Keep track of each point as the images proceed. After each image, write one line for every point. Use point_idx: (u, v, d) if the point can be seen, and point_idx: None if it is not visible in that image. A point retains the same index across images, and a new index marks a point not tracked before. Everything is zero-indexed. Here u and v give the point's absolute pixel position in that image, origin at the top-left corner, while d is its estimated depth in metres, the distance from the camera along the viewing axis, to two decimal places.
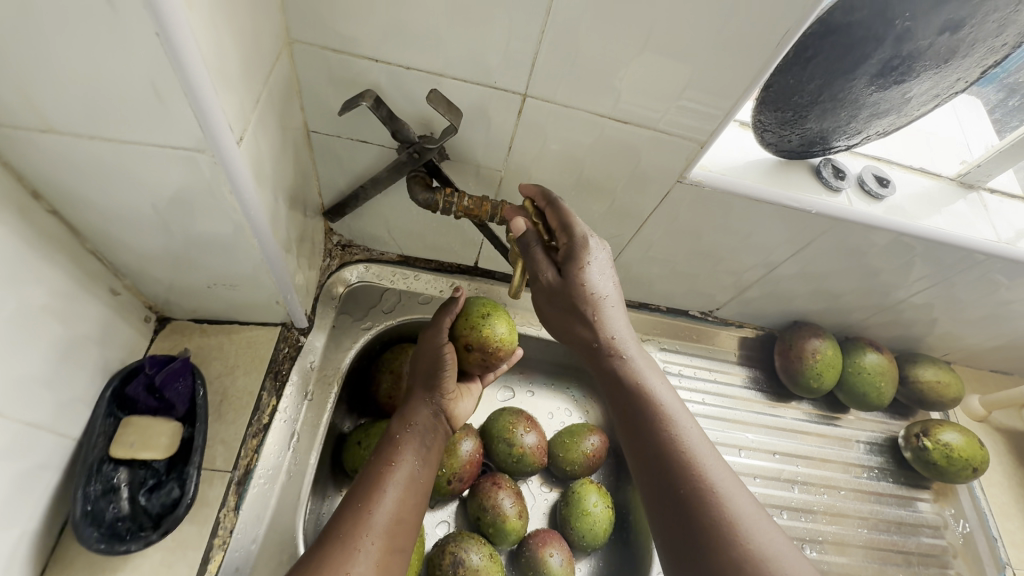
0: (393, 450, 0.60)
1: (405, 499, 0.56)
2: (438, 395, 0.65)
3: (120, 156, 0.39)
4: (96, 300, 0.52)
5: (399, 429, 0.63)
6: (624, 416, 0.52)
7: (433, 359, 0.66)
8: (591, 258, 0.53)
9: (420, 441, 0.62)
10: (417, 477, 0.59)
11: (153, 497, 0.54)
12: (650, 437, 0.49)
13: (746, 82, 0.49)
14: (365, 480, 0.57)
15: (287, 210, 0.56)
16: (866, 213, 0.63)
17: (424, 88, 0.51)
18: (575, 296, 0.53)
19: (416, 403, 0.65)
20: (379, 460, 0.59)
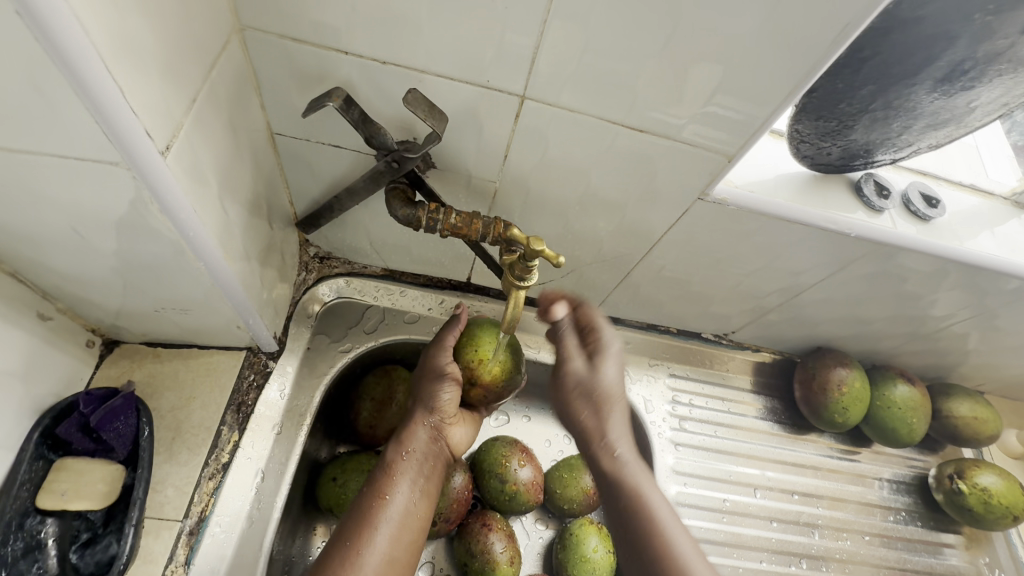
0: (385, 483, 0.55)
1: (399, 538, 0.53)
2: (437, 420, 0.59)
3: (16, 168, 0.32)
4: (17, 326, 0.45)
5: (393, 457, 0.57)
6: (607, 501, 0.57)
7: (432, 378, 0.60)
8: (608, 353, 0.58)
9: (416, 472, 0.57)
10: (411, 513, 0.54)
11: (85, 555, 0.47)
12: (635, 530, 0.54)
13: (785, 85, 0.41)
14: (354, 516, 0.53)
15: (246, 224, 0.48)
16: (912, 237, 0.55)
17: (404, 87, 0.44)
18: (595, 391, 0.57)
19: (412, 426, 0.59)
20: (371, 491, 0.55)
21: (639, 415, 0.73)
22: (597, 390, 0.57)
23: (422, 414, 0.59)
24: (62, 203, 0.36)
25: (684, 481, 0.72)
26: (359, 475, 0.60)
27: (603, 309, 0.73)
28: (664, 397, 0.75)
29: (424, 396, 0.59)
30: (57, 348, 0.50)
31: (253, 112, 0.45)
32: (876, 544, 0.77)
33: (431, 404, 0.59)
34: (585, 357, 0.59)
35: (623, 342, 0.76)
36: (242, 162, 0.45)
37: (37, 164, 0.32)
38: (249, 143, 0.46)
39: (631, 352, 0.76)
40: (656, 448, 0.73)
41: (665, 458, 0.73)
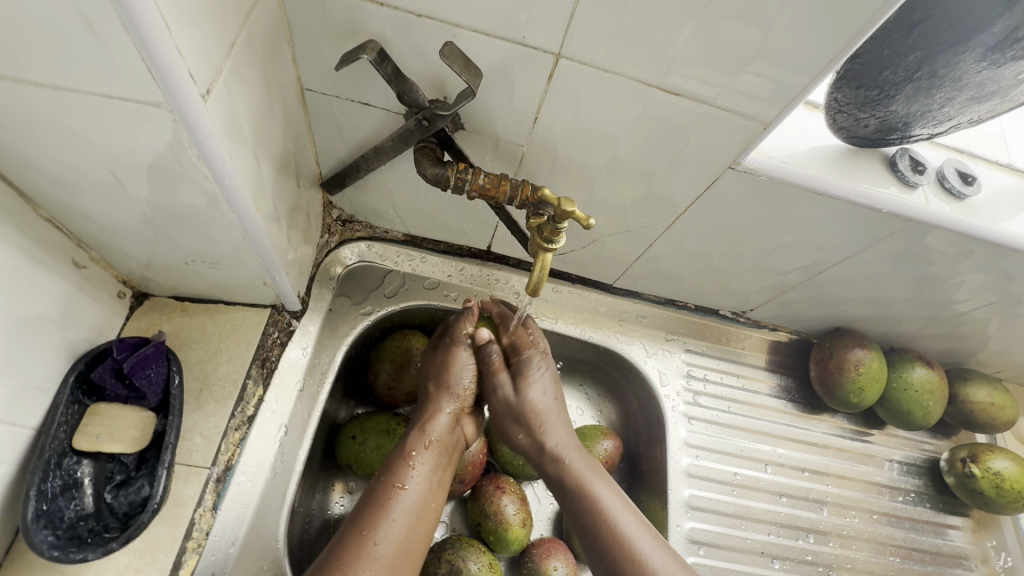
0: (403, 470, 0.53)
1: (414, 529, 0.51)
2: (456, 402, 0.59)
3: (58, 105, 0.34)
4: (53, 272, 0.46)
5: (414, 443, 0.55)
6: (572, 517, 0.57)
7: (456, 363, 0.60)
8: (531, 374, 0.61)
9: (435, 460, 0.55)
10: (428, 502, 0.53)
11: (120, 495, 0.49)
12: (601, 543, 0.54)
13: (830, 50, 0.40)
14: (370, 504, 0.51)
15: (276, 180, 0.48)
16: (944, 215, 0.54)
17: (437, 41, 0.43)
18: (524, 413, 0.60)
19: (433, 412, 0.58)
20: (387, 479, 0.53)
21: (653, 388, 0.74)
22: (522, 411, 0.60)
23: (445, 397, 0.59)
24: (104, 147, 0.37)
25: (695, 454, 0.73)
26: (377, 435, 0.61)
27: (621, 281, 0.73)
28: (679, 371, 0.76)
29: (448, 379, 0.60)
30: (89, 296, 0.51)
31: (285, 65, 0.45)
32: (882, 523, 0.77)
33: (448, 384, 0.60)
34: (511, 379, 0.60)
35: (640, 316, 0.76)
36: (274, 116, 0.45)
37: (84, 103, 0.33)
38: (281, 97, 0.46)
39: (647, 326, 0.76)
40: (669, 421, 0.73)
41: (678, 431, 0.73)
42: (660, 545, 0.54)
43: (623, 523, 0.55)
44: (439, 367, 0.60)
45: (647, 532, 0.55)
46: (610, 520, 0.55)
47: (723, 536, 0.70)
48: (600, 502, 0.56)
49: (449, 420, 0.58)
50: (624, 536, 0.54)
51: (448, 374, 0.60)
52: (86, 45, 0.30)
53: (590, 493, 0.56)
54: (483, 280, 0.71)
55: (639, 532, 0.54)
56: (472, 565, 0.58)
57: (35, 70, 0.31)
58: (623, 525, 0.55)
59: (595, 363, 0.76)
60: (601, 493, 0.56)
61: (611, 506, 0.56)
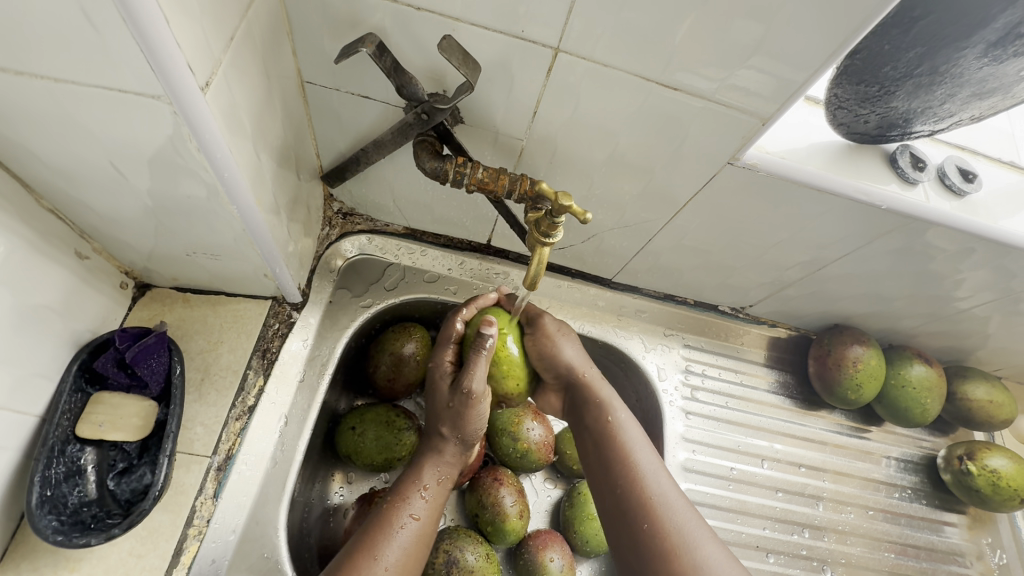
0: (414, 500, 0.54)
1: (415, 558, 0.51)
2: (468, 438, 0.58)
3: (61, 98, 0.34)
4: (56, 263, 0.47)
5: (428, 476, 0.56)
6: (597, 451, 0.57)
7: (475, 410, 0.56)
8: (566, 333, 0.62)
9: (441, 498, 0.56)
10: (431, 534, 0.53)
11: (122, 482, 0.50)
12: (617, 470, 0.54)
13: (829, 46, 0.40)
14: (377, 525, 0.51)
15: (276, 172, 0.49)
16: (944, 212, 0.54)
17: (436, 35, 0.43)
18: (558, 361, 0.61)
19: (447, 451, 0.58)
20: (399, 505, 0.53)
21: (651, 383, 0.74)
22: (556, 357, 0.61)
23: (459, 437, 0.58)
24: (105, 139, 0.37)
25: (692, 448, 0.74)
26: (377, 426, 0.62)
27: (621, 276, 0.73)
28: (677, 366, 0.76)
29: (466, 429, 0.57)
30: (92, 286, 0.52)
31: (286, 58, 0.46)
32: (878, 519, 0.78)
33: (461, 424, 0.57)
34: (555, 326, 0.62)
35: (639, 311, 0.76)
36: (274, 108, 0.46)
37: (85, 96, 0.34)
38: (281, 89, 0.47)
39: (647, 321, 0.76)
40: (667, 415, 0.74)
41: (675, 425, 0.74)
42: (677, 489, 0.53)
43: (644, 459, 0.54)
44: (455, 414, 0.56)
45: (664, 471, 0.54)
46: (636, 460, 0.54)
47: (719, 529, 0.71)
48: (625, 436, 0.56)
49: (458, 461, 0.59)
50: (642, 472, 0.53)
51: (466, 424, 0.57)
52: (87, 38, 0.30)
53: (620, 434, 0.56)
54: (483, 274, 0.71)
55: (659, 473, 0.54)
56: (469, 555, 0.58)
57: (37, 63, 0.32)
58: (643, 462, 0.54)
59: (594, 357, 0.77)
60: (629, 430, 0.57)
61: (635, 443, 0.56)
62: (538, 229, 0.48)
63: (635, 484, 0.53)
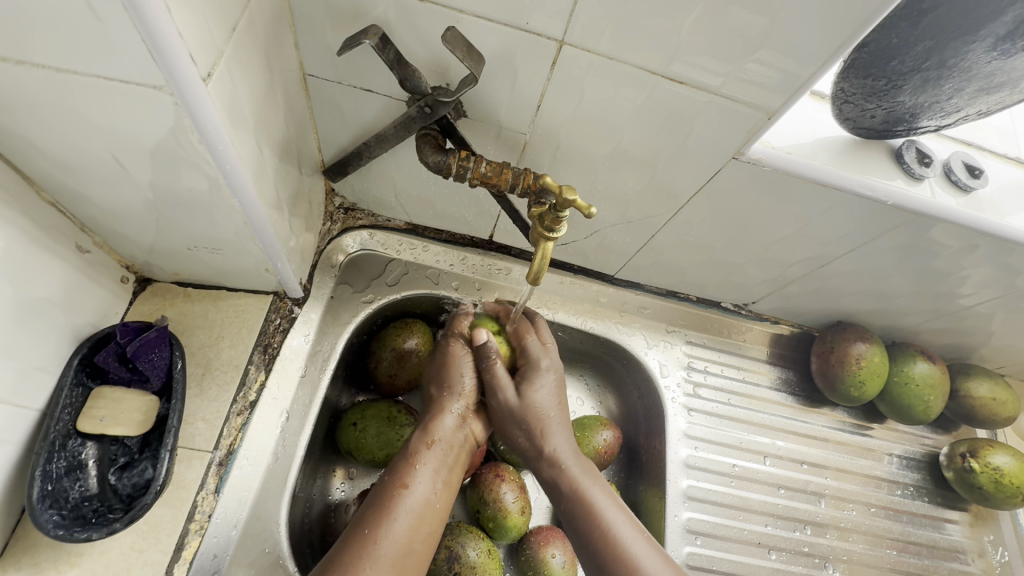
0: (408, 471, 0.53)
1: (418, 529, 0.50)
2: (458, 396, 0.59)
3: (61, 88, 0.34)
4: (57, 257, 0.47)
5: (418, 443, 0.56)
6: (568, 523, 0.56)
7: (455, 364, 0.61)
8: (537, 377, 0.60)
9: (441, 459, 0.55)
10: (433, 501, 0.53)
11: (123, 477, 0.50)
12: (591, 544, 0.53)
13: (836, 38, 0.39)
14: (372, 507, 0.51)
15: (278, 166, 0.48)
16: (950, 208, 0.54)
17: (440, 27, 0.43)
18: (525, 417, 0.59)
19: (440, 414, 0.58)
20: (391, 479, 0.53)
21: (653, 379, 0.74)
22: (524, 414, 0.59)
23: (450, 397, 0.59)
24: (107, 131, 0.37)
25: (694, 445, 0.74)
26: (378, 422, 0.61)
27: (623, 272, 0.73)
28: (680, 363, 0.76)
29: (450, 380, 0.60)
30: (93, 280, 0.51)
31: (288, 50, 0.45)
32: (880, 516, 0.78)
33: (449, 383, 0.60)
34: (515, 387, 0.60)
35: (641, 307, 0.76)
36: (276, 100, 0.45)
37: (86, 87, 0.33)
38: (283, 82, 0.46)
39: (649, 317, 0.76)
40: (669, 412, 0.74)
41: (677, 422, 0.74)
42: (653, 548, 0.53)
43: (616, 524, 0.54)
44: (441, 369, 0.61)
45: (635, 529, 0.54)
46: (607, 524, 0.54)
47: (721, 526, 0.71)
48: (594, 505, 0.55)
49: (455, 420, 0.58)
50: (617, 540, 0.53)
51: (448, 374, 0.60)
52: (86, 27, 0.30)
53: (587, 498, 0.55)
54: (486, 270, 0.71)
55: (630, 534, 0.53)
56: (471, 551, 0.58)
57: (37, 52, 0.31)
58: (617, 528, 0.54)
59: (596, 353, 0.76)
60: (593, 492, 0.56)
61: (604, 509, 0.55)
62: (541, 226, 0.48)
63: (608, 547, 0.52)
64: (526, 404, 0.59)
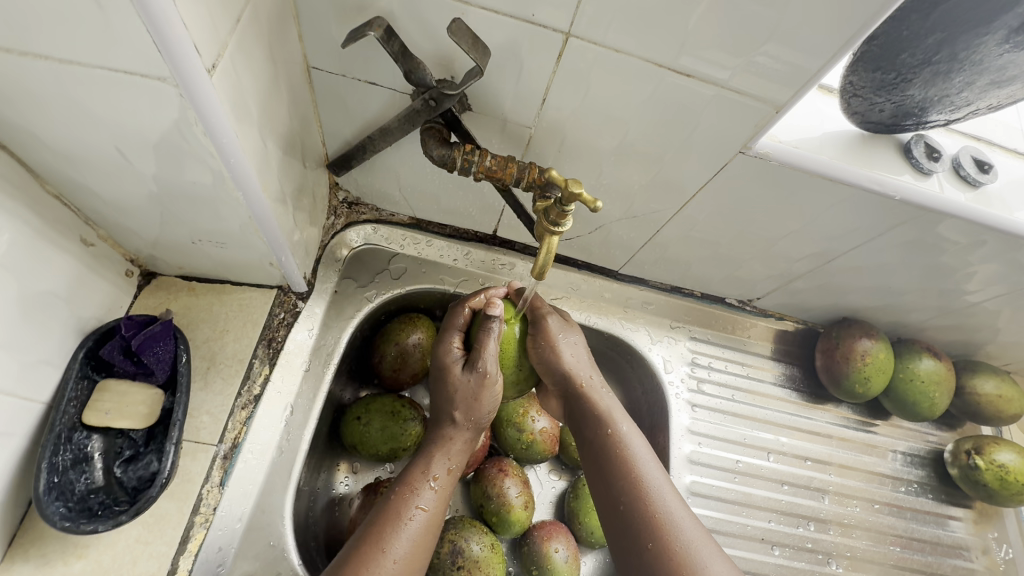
0: (422, 490, 0.53)
1: (424, 551, 0.51)
2: (477, 423, 0.58)
3: (65, 79, 0.33)
4: (61, 250, 0.47)
5: (437, 467, 0.55)
6: (600, 471, 0.55)
7: (485, 399, 0.56)
8: (570, 323, 0.61)
9: (452, 484, 0.55)
10: (439, 522, 0.53)
11: (129, 470, 0.50)
12: (625, 495, 0.52)
13: (846, 30, 0.39)
14: (387, 515, 0.50)
15: (282, 159, 0.48)
16: (959, 203, 0.53)
17: (445, 19, 0.42)
18: (554, 341, 0.58)
19: (457, 438, 0.57)
20: (408, 496, 0.52)
21: (657, 375, 0.74)
22: (558, 341, 0.58)
23: (471, 428, 0.58)
24: (112, 123, 0.37)
25: (698, 441, 0.73)
26: (382, 417, 0.61)
27: (627, 268, 0.72)
28: (684, 358, 0.76)
29: (478, 416, 0.57)
30: (97, 274, 0.51)
31: (291, 43, 0.45)
32: (883, 513, 0.77)
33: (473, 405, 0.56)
34: (556, 317, 0.60)
35: (645, 303, 0.75)
36: (280, 93, 0.45)
37: (91, 79, 0.33)
38: (287, 74, 0.46)
39: (653, 313, 0.76)
40: (673, 407, 0.73)
41: (681, 418, 0.74)
42: (688, 513, 0.51)
43: (652, 478, 0.52)
44: (468, 401, 0.56)
45: (670, 484, 0.53)
46: (644, 475, 0.52)
47: (724, 522, 0.71)
48: (631, 454, 0.54)
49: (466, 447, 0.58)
50: (651, 491, 0.51)
51: (477, 410, 0.57)
52: (89, 17, 0.29)
53: (624, 441, 0.55)
54: (489, 265, 0.71)
55: (666, 489, 0.52)
56: (474, 545, 0.58)
57: (42, 43, 0.31)
58: (654, 482, 0.52)
59: (599, 349, 0.76)
60: (635, 444, 0.55)
61: (641, 459, 0.54)
62: (546, 223, 0.48)
63: (644, 494, 0.51)
64: (564, 339, 0.59)
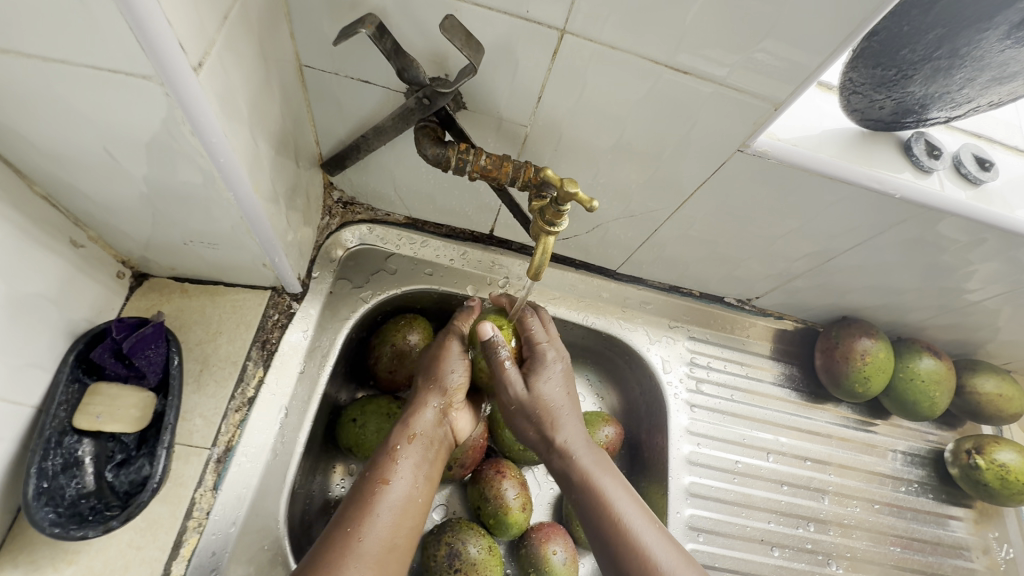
0: (389, 464, 0.53)
1: (400, 523, 0.50)
2: (438, 387, 0.58)
3: (49, 78, 0.33)
4: (50, 252, 0.46)
5: (398, 438, 0.55)
6: (583, 516, 0.56)
7: (445, 359, 0.59)
8: (545, 368, 0.58)
9: (421, 454, 0.55)
10: (414, 496, 0.52)
11: (120, 474, 0.49)
12: (606, 538, 0.53)
13: (846, 26, 0.38)
14: (353, 502, 0.50)
15: (274, 159, 0.48)
16: (960, 201, 0.53)
17: (438, 15, 0.42)
18: (535, 408, 0.57)
19: (419, 408, 0.57)
20: (372, 475, 0.52)
21: (655, 375, 0.73)
22: (531, 406, 0.57)
23: (432, 391, 0.58)
24: (98, 123, 0.36)
25: (697, 441, 0.73)
26: (378, 418, 0.61)
27: (625, 267, 0.72)
28: (682, 358, 0.75)
29: (436, 375, 0.58)
30: (88, 276, 0.51)
31: (282, 40, 0.44)
32: (884, 513, 0.77)
33: (433, 374, 0.59)
34: (522, 377, 0.57)
35: (644, 303, 0.75)
36: (271, 91, 0.44)
37: (76, 78, 0.33)
38: (278, 73, 0.45)
39: (651, 313, 0.75)
40: (671, 408, 0.73)
41: (679, 418, 0.73)
42: (665, 538, 0.53)
43: (629, 515, 0.54)
44: (431, 363, 0.60)
45: (641, 512, 0.55)
46: (621, 523, 0.53)
47: (723, 523, 0.70)
48: (605, 495, 0.55)
49: (435, 415, 0.57)
50: (635, 536, 0.52)
51: (437, 369, 0.59)
52: (72, 15, 0.29)
53: (599, 495, 0.55)
54: (485, 265, 0.70)
55: (643, 526, 0.53)
56: (472, 548, 0.58)
57: (23, 41, 0.30)
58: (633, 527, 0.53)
59: (597, 349, 0.76)
60: (614, 499, 0.55)
61: (617, 501, 0.55)
62: (541, 222, 0.47)
63: (622, 542, 0.52)
64: (537, 396, 0.57)
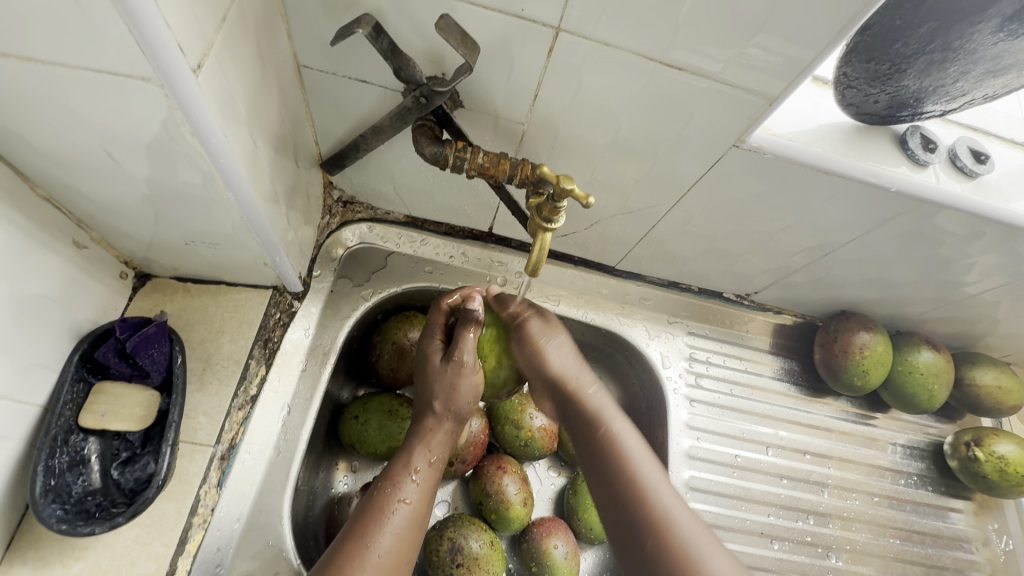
0: (405, 484, 0.51)
1: (411, 545, 0.49)
2: (457, 415, 0.56)
3: (50, 81, 0.33)
4: (54, 253, 0.47)
5: (417, 459, 0.53)
6: (593, 478, 0.53)
7: (463, 388, 0.55)
8: (539, 334, 0.57)
9: (436, 479, 0.54)
10: (424, 519, 0.51)
11: (125, 472, 0.49)
12: (619, 495, 0.51)
13: (840, 20, 0.38)
14: (368, 516, 0.48)
15: (274, 159, 0.48)
16: (955, 193, 0.53)
17: (434, 15, 0.42)
18: (533, 373, 0.57)
19: (438, 430, 0.56)
20: (390, 492, 0.50)
21: (654, 370, 0.74)
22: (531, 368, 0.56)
23: (452, 420, 0.56)
24: (100, 125, 0.37)
25: (697, 436, 0.73)
26: (379, 416, 0.61)
27: (624, 263, 0.72)
28: (682, 353, 0.76)
29: (456, 402, 0.56)
30: (91, 276, 0.51)
31: (280, 41, 0.45)
32: (883, 505, 0.77)
33: (450, 395, 0.55)
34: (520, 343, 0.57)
35: (643, 298, 0.75)
36: (270, 92, 0.45)
37: (76, 80, 0.33)
38: (277, 74, 0.46)
39: (651, 308, 0.75)
40: (670, 403, 0.73)
41: (679, 413, 0.73)
42: (681, 500, 0.50)
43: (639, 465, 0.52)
44: (445, 389, 0.55)
45: (666, 480, 0.52)
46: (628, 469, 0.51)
47: (723, 516, 0.71)
48: (621, 455, 0.53)
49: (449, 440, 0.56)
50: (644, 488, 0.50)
51: (455, 399, 0.56)
52: (74, 20, 0.29)
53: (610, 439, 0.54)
54: (485, 262, 0.71)
55: (652, 477, 0.51)
56: (473, 542, 0.58)
57: (25, 44, 0.31)
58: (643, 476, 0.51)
59: (597, 345, 0.76)
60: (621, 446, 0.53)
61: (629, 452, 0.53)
62: (536, 220, 0.48)
63: (631, 493, 0.50)
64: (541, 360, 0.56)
